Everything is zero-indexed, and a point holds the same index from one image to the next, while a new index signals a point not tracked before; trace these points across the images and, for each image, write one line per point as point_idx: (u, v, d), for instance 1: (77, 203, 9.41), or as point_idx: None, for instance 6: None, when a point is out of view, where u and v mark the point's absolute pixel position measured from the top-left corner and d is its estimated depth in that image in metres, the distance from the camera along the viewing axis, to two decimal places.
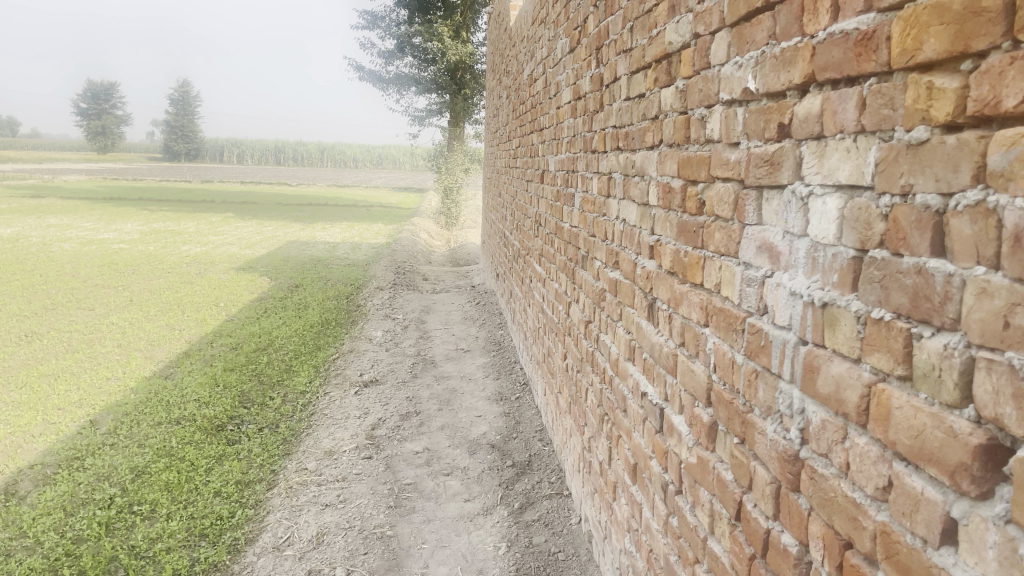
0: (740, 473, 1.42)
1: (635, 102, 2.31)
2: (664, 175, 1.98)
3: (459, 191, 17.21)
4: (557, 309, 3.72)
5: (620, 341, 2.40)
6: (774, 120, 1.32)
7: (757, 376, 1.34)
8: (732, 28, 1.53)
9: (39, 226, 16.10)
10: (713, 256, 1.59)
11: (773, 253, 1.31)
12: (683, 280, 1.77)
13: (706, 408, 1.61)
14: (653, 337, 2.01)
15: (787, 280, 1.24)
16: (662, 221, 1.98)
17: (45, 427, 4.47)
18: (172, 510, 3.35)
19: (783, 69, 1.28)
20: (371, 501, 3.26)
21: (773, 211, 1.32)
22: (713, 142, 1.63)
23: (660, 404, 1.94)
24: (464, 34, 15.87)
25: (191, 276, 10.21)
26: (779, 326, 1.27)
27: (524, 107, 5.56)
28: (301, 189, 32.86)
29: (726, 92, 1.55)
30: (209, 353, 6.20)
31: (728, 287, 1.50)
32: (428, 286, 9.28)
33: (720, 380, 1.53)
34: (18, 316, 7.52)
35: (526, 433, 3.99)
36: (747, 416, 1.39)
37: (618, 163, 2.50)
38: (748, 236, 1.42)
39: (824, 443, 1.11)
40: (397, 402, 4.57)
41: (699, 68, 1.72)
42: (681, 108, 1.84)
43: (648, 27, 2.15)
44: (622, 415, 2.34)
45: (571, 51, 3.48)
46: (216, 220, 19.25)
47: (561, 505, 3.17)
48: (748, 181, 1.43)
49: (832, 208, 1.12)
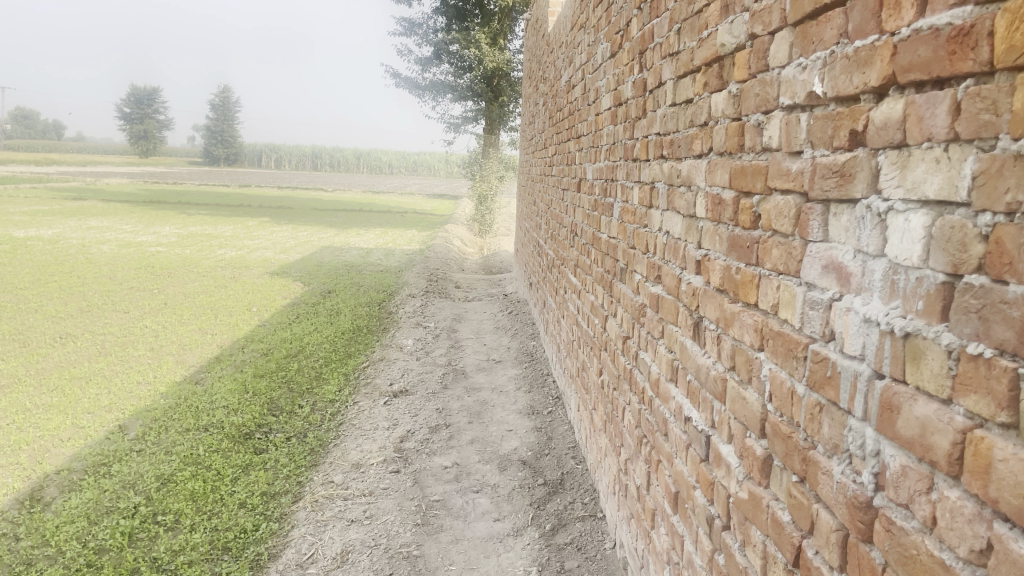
0: (800, 515, 1.29)
1: (681, 109, 2.19)
2: (713, 185, 1.86)
3: (494, 199, 17.15)
4: (593, 323, 3.60)
5: (661, 359, 2.27)
6: (845, 126, 1.20)
7: (822, 409, 1.21)
8: (796, 27, 1.41)
9: (80, 228, 16.32)
10: (770, 275, 1.47)
11: (842, 275, 1.18)
12: (735, 299, 1.64)
13: (759, 440, 1.48)
14: (698, 358, 1.88)
15: (860, 304, 1.12)
16: (711, 234, 1.85)
17: (74, 431, 4.45)
18: (196, 521, 3.28)
19: (857, 71, 1.16)
20: (398, 517, 3.16)
21: (842, 228, 1.19)
22: (771, 150, 1.50)
23: (706, 430, 1.81)
24: (502, 41, 15.80)
25: (225, 280, 10.25)
26: (849, 356, 1.14)
27: (561, 114, 5.45)
28: (336, 195, 33.15)
29: (787, 96, 1.42)
30: (240, 359, 6.16)
31: (787, 309, 1.37)
32: (461, 294, 9.18)
33: (777, 411, 1.40)
34: (54, 317, 7.57)
35: (558, 449, 3.86)
36: (809, 453, 1.26)
37: (662, 172, 2.38)
38: (811, 254, 1.30)
39: (905, 493, 0.98)
40: (426, 413, 4.47)
41: (756, 71, 1.59)
42: (734, 114, 1.72)
43: (697, 28, 2.03)
44: (662, 439, 2.21)
45: (612, 56, 3.38)
46: (252, 225, 19.41)
47: (595, 528, 3.04)
48: (812, 194, 1.30)
49: (916, 225, 0.99)
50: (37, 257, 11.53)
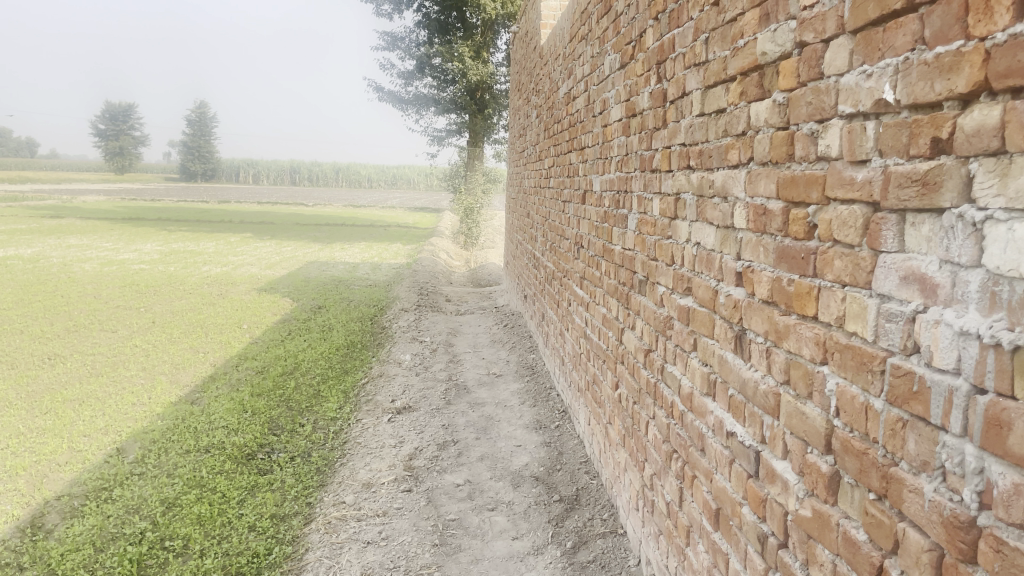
0: (880, 534, 1.25)
1: (712, 118, 2.16)
2: (755, 196, 1.83)
3: (479, 212, 17.12)
4: (605, 336, 3.56)
5: (694, 373, 2.23)
6: (925, 133, 1.17)
7: (905, 425, 1.18)
8: (856, 34, 1.38)
9: (59, 246, 16.07)
10: (832, 286, 1.43)
11: (926, 286, 1.15)
12: (788, 311, 1.61)
13: (824, 457, 1.45)
14: (743, 371, 1.84)
15: (952, 317, 1.09)
16: (754, 245, 1.82)
17: (71, 455, 4.34)
18: (206, 546, 3.19)
19: (940, 77, 1.13)
20: (415, 538, 3.09)
21: (924, 238, 1.17)
22: (829, 160, 1.47)
23: (755, 446, 1.77)
24: (485, 54, 15.81)
25: (213, 297, 10.12)
26: (940, 370, 1.11)
27: (559, 126, 5.44)
28: (317, 209, 33.01)
29: (848, 104, 1.39)
30: (235, 377, 6.06)
31: (856, 321, 1.34)
32: (453, 308, 9.12)
33: (846, 426, 1.36)
34: (41, 338, 7.41)
35: (571, 464, 3.81)
36: (891, 470, 1.22)
37: (688, 183, 2.35)
38: (884, 265, 1.27)
39: (1021, 512, 0.95)
40: (432, 430, 4.40)
41: (807, 79, 1.57)
42: (780, 123, 1.69)
43: (730, 37, 2.01)
44: (698, 454, 2.17)
45: (622, 67, 3.35)
46: (234, 240, 19.23)
47: (617, 545, 2.99)
48: (884, 204, 1.27)
49: (1023, 235, 0.96)
50: (19, 277, 11.33)
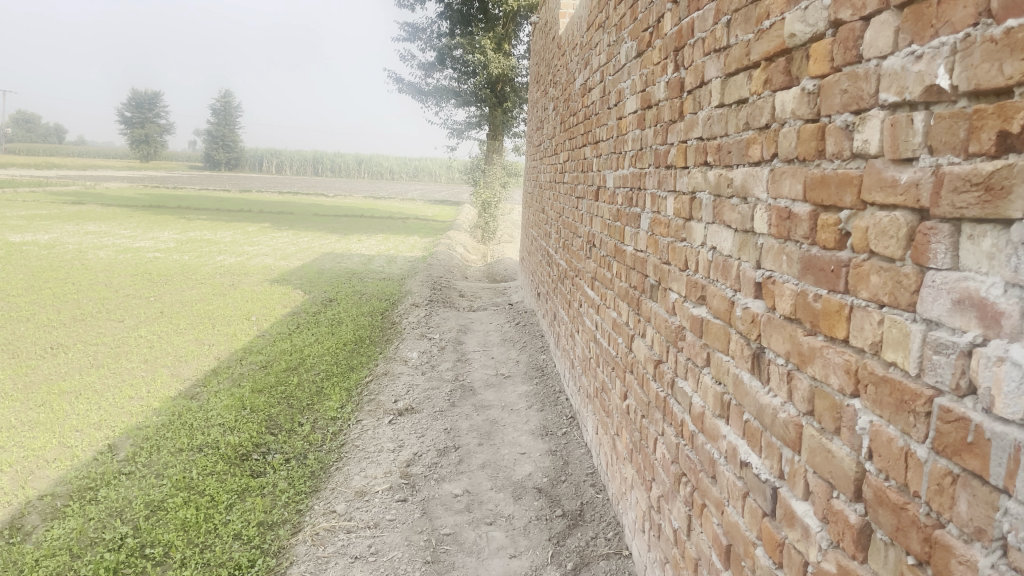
0: None
1: (732, 110, 1.95)
2: (778, 197, 1.61)
3: (497, 206, 16.89)
4: (615, 342, 3.35)
5: (707, 392, 2.02)
6: (989, 125, 0.95)
7: (955, 482, 0.98)
8: (903, 8, 1.16)
9: (76, 233, 16.07)
10: (867, 306, 1.22)
11: (987, 315, 0.94)
12: (814, 331, 1.40)
13: (853, 506, 1.24)
14: (761, 397, 1.63)
15: (1018, 353, 0.88)
16: (776, 253, 1.61)
17: (61, 451, 4.20)
18: (187, 554, 3.04)
19: (1011, 57, 0.92)
20: (406, 554, 2.91)
21: (985, 255, 0.96)
22: (866, 157, 1.26)
23: (773, 482, 1.56)
24: (507, 47, 15.56)
25: (223, 287, 10.00)
26: (1002, 420, 0.90)
27: (575, 118, 5.22)
28: (337, 200, 32.99)
29: (892, 92, 1.18)
30: (238, 372, 5.91)
31: (896, 350, 1.13)
32: (465, 304, 8.93)
33: (881, 472, 1.16)
34: (46, 326, 7.31)
35: (576, 476, 3.61)
36: (936, 533, 1.01)
37: (705, 181, 2.14)
38: (933, 285, 1.05)
39: None
40: (433, 434, 4.21)
41: (842, 63, 1.35)
42: (810, 114, 1.47)
43: (754, 20, 1.79)
44: (709, 482, 1.97)
45: (638, 55, 3.14)
46: (252, 230, 19.15)
47: (621, 567, 2.79)
48: (935, 211, 1.06)
49: None
50: (32, 263, 11.29)
